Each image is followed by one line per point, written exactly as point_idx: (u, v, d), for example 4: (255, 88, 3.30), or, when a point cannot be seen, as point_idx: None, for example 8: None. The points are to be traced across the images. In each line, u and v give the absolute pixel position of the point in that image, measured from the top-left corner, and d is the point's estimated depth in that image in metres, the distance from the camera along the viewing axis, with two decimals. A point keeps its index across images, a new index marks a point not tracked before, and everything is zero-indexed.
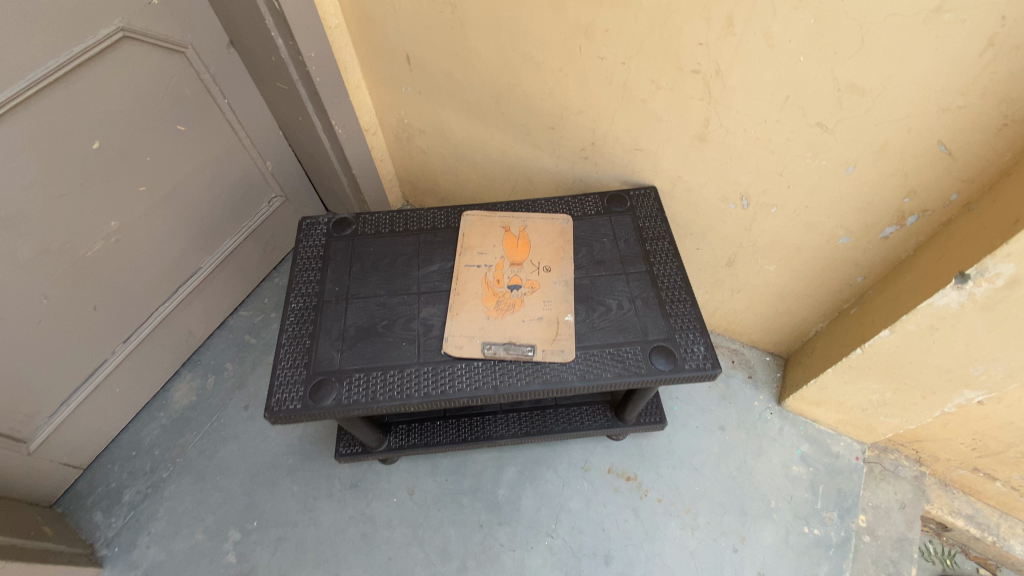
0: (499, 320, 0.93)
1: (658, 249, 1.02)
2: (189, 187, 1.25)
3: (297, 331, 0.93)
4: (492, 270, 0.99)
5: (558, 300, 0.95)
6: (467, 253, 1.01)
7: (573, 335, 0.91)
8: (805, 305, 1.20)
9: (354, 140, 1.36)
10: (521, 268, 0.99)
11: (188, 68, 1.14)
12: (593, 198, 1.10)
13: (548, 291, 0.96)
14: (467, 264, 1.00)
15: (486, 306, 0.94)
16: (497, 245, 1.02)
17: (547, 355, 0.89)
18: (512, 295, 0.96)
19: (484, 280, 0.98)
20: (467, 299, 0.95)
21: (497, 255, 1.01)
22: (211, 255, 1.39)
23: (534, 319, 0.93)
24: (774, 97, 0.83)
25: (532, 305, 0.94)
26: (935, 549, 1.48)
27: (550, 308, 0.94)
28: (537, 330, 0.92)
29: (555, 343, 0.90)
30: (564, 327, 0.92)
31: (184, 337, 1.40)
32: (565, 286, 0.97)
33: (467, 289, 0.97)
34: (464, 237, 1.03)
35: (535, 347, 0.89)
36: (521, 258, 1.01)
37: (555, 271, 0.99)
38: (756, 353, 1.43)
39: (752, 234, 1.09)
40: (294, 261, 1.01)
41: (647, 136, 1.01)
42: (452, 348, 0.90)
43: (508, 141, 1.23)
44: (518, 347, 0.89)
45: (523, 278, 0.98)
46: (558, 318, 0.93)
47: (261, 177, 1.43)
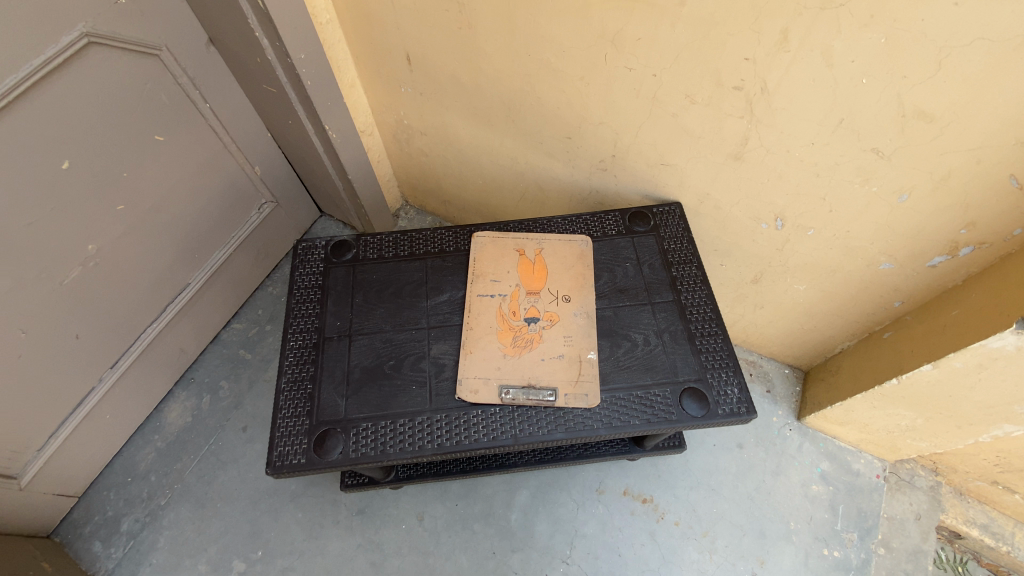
0: (516, 359, 0.86)
1: (686, 275, 0.94)
2: (172, 201, 1.15)
3: (297, 374, 0.85)
4: (506, 300, 0.91)
5: (580, 335, 0.88)
6: (479, 280, 0.93)
7: (597, 377, 0.85)
8: (832, 324, 1.14)
9: (351, 144, 1.26)
10: (538, 297, 0.91)
11: (164, 72, 1.02)
12: (613, 215, 1.01)
13: (569, 325, 0.89)
14: (479, 294, 0.92)
15: (502, 342, 0.87)
16: (512, 271, 0.94)
17: (570, 400, 0.82)
18: (530, 329, 0.88)
19: (498, 312, 0.90)
20: (481, 335, 0.88)
21: (511, 282, 0.93)
22: (199, 269, 1.30)
23: (555, 358, 0.86)
24: (825, 120, 0.75)
25: (552, 341, 0.87)
26: (947, 556, 1.26)
27: (572, 345, 0.87)
28: (558, 371, 0.85)
29: (578, 385, 0.84)
30: (587, 367, 0.85)
31: (176, 355, 1.33)
32: (587, 319, 0.89)
33: (480, 323, 0.89)
34: (476, 262, 0.95)
35: (557, 391, 0.83)
36: (538, 286, 0.92)
37: (576, 301, 0.91)
38: (774, 365, 1.37)
39: (783, 254, 1.02)
40: (290, 292, 0.92)
41: (676, 152, 0.92)
42: (467, 393, 0.83)
43: (519, 149, 1.14)
44: (539, 391, 0.83)
45: (541, 309, 0.90)
46: (581, 356, 0.86)
47: (249, 183, 1.32)
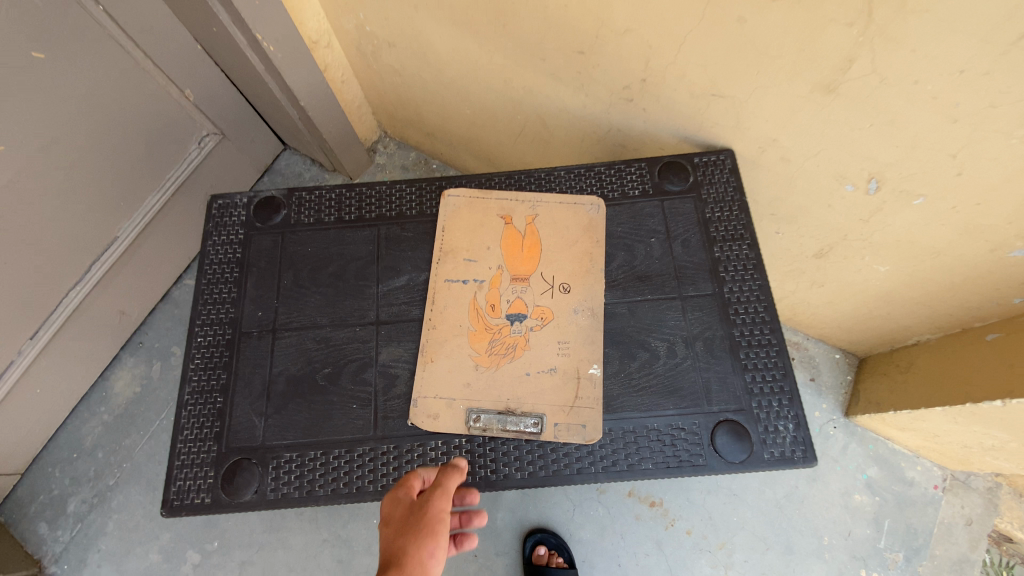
0: (492, 373, 0.64)
1: (732, 258, 0.68)
2: (72, 136, 0.91)
3: (204, 382, 0.65)
4: (483, 289, 0.67)
5: (581, 342, 0.64)
6: (448, 259, 0.69)
7: (600, 402, 0.62)
8: (913, 314, 0.88)
9: (299, 61, 0.97)
10: (527, 286, 0.67)
11: None
12: (637, 167, 0.73)
13: (566, 327, 0.65)
14: (447, 279, 0.68)
15: (474, 348, 0.65)
16: (493, 246, 0.69)
17: (561, 434, 0.61)
18: (513, 331, 0.65)
19: (472, 306, 0.66)
20: (446, 337, 0.65)
21: (491, 263, 0.68)
22: (128, 219, 1.07)
23: (545, 373, 0.63)
24: (996, 32, 0.47)
25: (542, 349, 0.64)
26: (990, 558, 1.03)
27: (569, 355, 0.64)
28: (548, 391, 0.63)
29: (573, 413, 0.62)
30: (586, 386, 0.63)
31: (116, 317, 1.14)
32: (591, 318, 0.65)
33: (447, 321, 0.66)
34: (444, 233, 0.70)
35: (544, 420, 0.61)
36: (526, 271, 0.68)
37: (577, 292, 0.67)
38: (823, 349, 1.12)
39: (868, 226, 0.75)
40: (200, 269, 0.70)
41: (738, 76, 0.63)
42: (422, 418, 0.62)
43: (514, 67, 0.84)
44: (519, 418, 0.61)
45: (530, 304, 0.66)
46: (580, 372, 0.63)
47: (181, 111, 1.06)
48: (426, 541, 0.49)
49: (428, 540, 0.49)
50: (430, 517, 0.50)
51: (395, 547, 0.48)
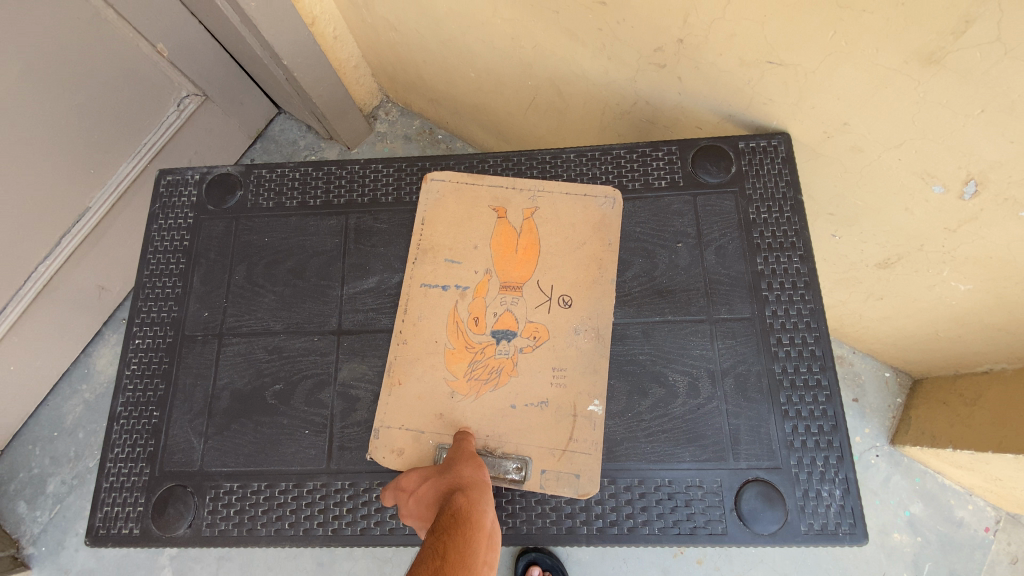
0: (471, 403, 0.52)
1: (779, 273, 0.55)
2: (24, 94, 0.82)
3: (139, 393, 0.56)
4: (466, 298, 0.55)
5: (581, 370, 0.53)
6: (426, 259, 0.57)
7: (600, 446, 0.51)
8: (992, 341, 0.73)
9: (281, 12, 0.84)
10: (519, 297, 0.55)
11: None
12: (665, 152, 0.59)
13: (563, 351, 0.53)
14: (424, 283, 0.56)
15: (450, 371, 0.53)
16: (481, 244, 0.56)
17: (549, 485, 0.50)
18: (499, 352, 0.53)
19: (451, 318, 0.54)
20: (417, 355, 0.54)
21: (478, 266, 0.56)
22: (100, 189, 0.99)
23: (534, 407, 0.52)
24: None
25: (533, 377, 0.53)
26: None
27: (565, 387, 0.52)
28: (536, 430, 0.52)
29: (565, 459, 0.51)
30: (584, 427, 0.52)
31: (94, 294, 1.08)
32: (594, 339, 0.53)
33: (421, 336, 0.54)
34: (424, 226, 0.58)
35: (530, 465, 0.51)
36: (520, 278, 0.55)
37: (579, 308, 0.54)
38: (871, 366, 0.97)
39: (954, 238, 0.60)
40: (143, 258, 0.60)
41: (805, 37, 0.48)
42: (384, 453, 0.52)
43: (522, 22, 0.69)
44: (500, 462, 0.51)
45: (521, 319, 0.54)
46: (577, 409, 0.52)
47: (153, 69, 0.95)
48: (475, 467, 0.47)
49: (477, 465, 0.47)
50: (469, 449, 0.49)
51: (448, 481, 0.46)
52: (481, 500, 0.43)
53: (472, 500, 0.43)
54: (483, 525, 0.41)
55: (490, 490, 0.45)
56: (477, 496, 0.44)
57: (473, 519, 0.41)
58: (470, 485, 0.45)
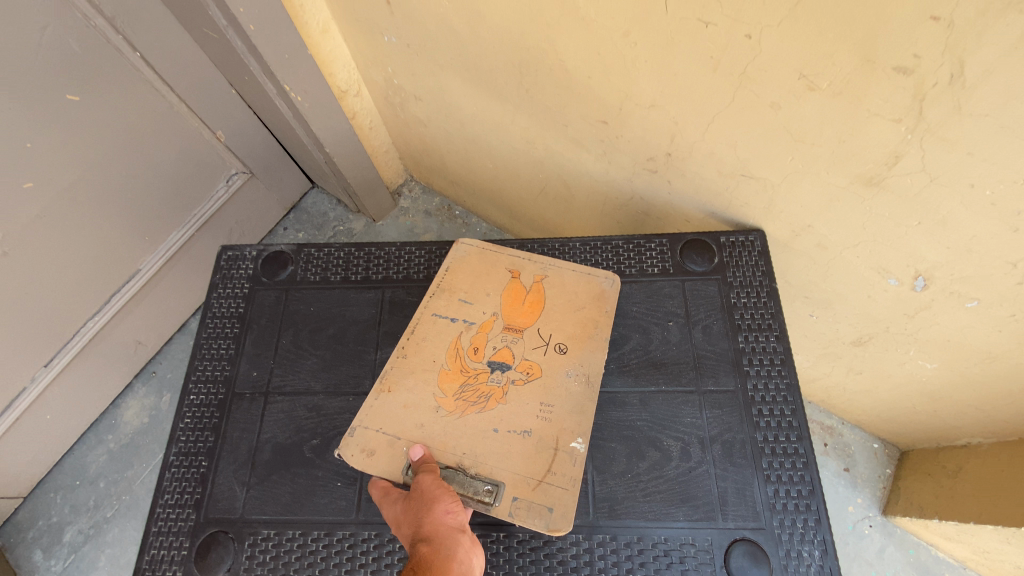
0: (454, 419, 0.58)
1: (758, 351, 0.63)
2: (100, 173, 0.94)
3: (190, 444, 0.63)
4: (470, 329, 0.63)
5: (567, 409, 0.58)
6: (442, 295, 0.65)
7: (577, 483, 0.55)
8: (963, 416, 0.79)
9: (328, 111, 0.98)
10: (517, 338, 0.62)
11: (69, 11, 0.79)
12: (657, 243, 0.69)
13: (554, 391, 0.59)
14: (435, 313, 0.64)
15: (442, 387, 0.60)
16: (492, 292, 0.65)
17: (518, 513, 0.54)
18: (491, 380, 0.60)
19: (453, 344, 0.62)
20: (414, 369, 0.61)
21: (486, 308, 0.64)
22: (152, 253, 1.10)
23: (518, 435, 0.57)
24: None
25: (520, 408, 0.59)
26: None
27: (549, 421, 0.58)
28: (517, 456, 0.57)
29: (540, 490, 0.55)
30: (564, 461, 0.56)
31: (131, 348, 1.16)
32: (583, 384, 0.60)
33: (422, 353, 0.62)
34: (448, 272, 0.66)
35: (502, 490, 0.55)
36: (523, 323, 0.63)
37: (573, 356, 0.61)
38: (859, 437, 1.03)
39: (913, 323, 0.68)
40: (202, 323, 0.69)
41: (769, 160, 0.59)
42: (353, 450, 0.57)
43: (537, 131, 0.82)
44: (472, 482, 0.55)
45: (517, 355, 0.61)
46: (558, 443, 0.57)
47: (211, 151, 1.08)
48: (437, 508, 0.52)
49: (438, 504, 0.52)
50: (433, 487, 0.53)
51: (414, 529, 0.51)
52: (445, 545, 0.50)
53: (436, 549, 0.49)
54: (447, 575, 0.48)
55: (454, 527, 0.51)
56: (440, 543, 0.50)
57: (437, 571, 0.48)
58: (433, 531, 0.50)
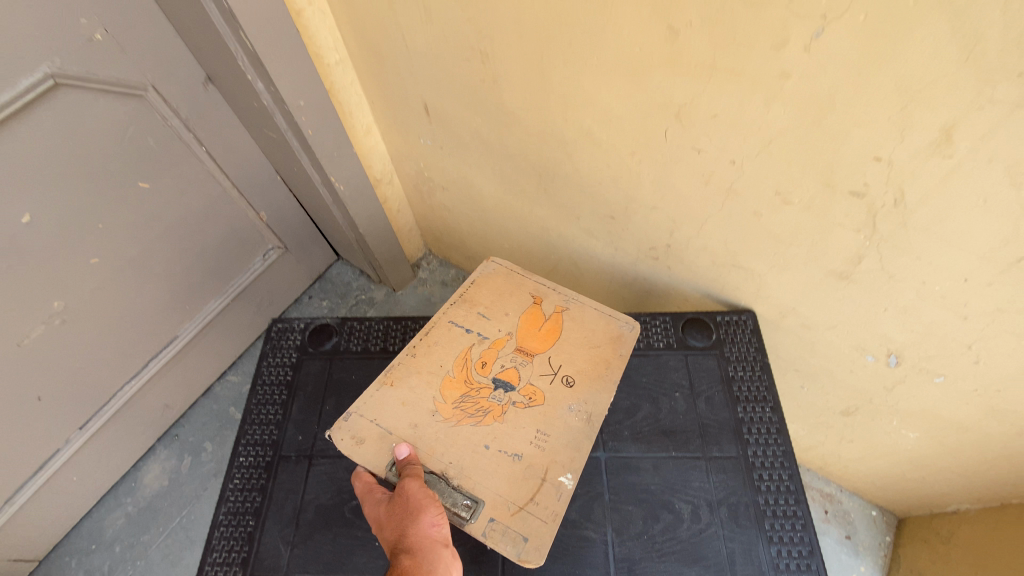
0: (447, 425, 0.64)
1: (755, 420, 0.70)
2: (156, 249, 1.03)
3: (239, 503, 0.68)
4: (483, 344, 0.70)
5: (561, 441, 0.63)
6: (464, 307, 0.74)
7: (556, 519, 0.58)
8: (949, 483, 0.85)
9: (363, 197, 1.10)
10: (524, 360, 0.69)
11: (152, 113, 0.90)
12: (661, 321, 0.79)
13: (555, 419, 0.64)
14: (454, 323, 0.73)
15: (442, 391, 0.66)
16: (511, 314, 0.73)
17: (491, 534, 0.57)
18: (492, 397, 0.66)
19: (463, 354, 0.69)
20: (419, 368, 0.68)
21: (503, 327, 0.72)
22: (190, 320, 1.18)
23: (508, 457, 0.62)
24: (994, 255, 0.51)
25: (516, 429, 0.64)
26: None
27: (541, 449, 0.62)
28: (503, 478, 0.60)
29: (518, 517, 0.58)
30: (549, 494, 0.59)
31: (159, 411, 1.21)
32: (584, 419, 0.65)
33: (432, 358, 0.69)
34: (473, 285, 0.77)
35: (480, 508, 0.58)
36: (534, 348, 0.70)
37: (577, 391, 0.67)
38: (858, 503, 1.07)
39: (892, 395, 0.76)
40: (253, 389, 0.77)
41: (754, 254, 0.70)
42: (343, 437, 0.63)
43: (551, 220, 0.93)
44: (452, 493, 0.59)
45: (523, 378, 0.68)
46: (547, 474, 0.61)
47: (252, 228, 1.20)
48: (419, 522, 0.56)
49: (419, 517, 0.56)
50: (415, 499, 0.57)
51: (397, 534, 0.56)
52: (426, 559, 0.55)
53: (416, 562, 0.55)
54: None
55: (433, 539, 0.56)
56: (421, 557, 0.55)
57: None
58: (414, 544, 0.55)
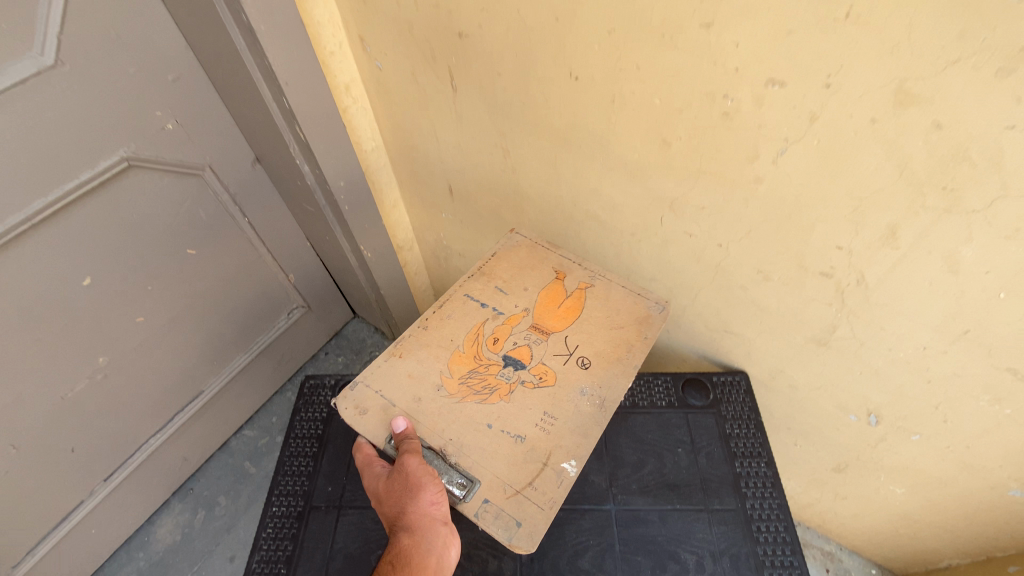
0: (452, 398, 0.67)
1: (752, 475, 0.77)
2: (195, 309, 1.12)
3: (271, 552, 0.73)
4: (497, 321, 0.74)
5: (566, 423, 0.64)
6: (483, 284, 0.79)
7: (553, 505, 0.58)
8: (939, 539, 0.90)
9: (386, 262, 1.20)
10: (537, 339, 0.72)
11: (206, 190, 1.02)
12: (662, 380, 0.86)
13: (564, 403, 0.66)
14: (470, 300, 0.77)
15: (450, 365, 0.70)
16: (529, 292, 0.78)
17: (483, 516, 0.57)
18: (500, 374, 0.69)
19: (474, 330, 0.73)
20: (429, 342, 0.72)
21: (521, 304, 0.76)
22: (216, 375, 1.25)
23: (510, 437, 0.63)
24: (944, 327, 0.60)
25: (521, 410, 0.65)
26: None
27: (545, 431, 0.63)
28: (503, 459, 0.61)
29: (513, 501, 0.58)
30: (549, 479, 0.60)
31: (177, 464, 1.25)
32: (595, 404, 0.65)
33: (446, 331, 0.74)
34: (495, 262, 0.82)
35: (475, 489, 0.59)
36: (550, 326, 0.74)
37: (591, 374, 0.68)
38: (858, 562, 1.10)
39: (877, 452, 0.82)
40: (286, 442, 0.83)
41: (743, 322, 0.79)
42: (348, 405, 0.67)
43: None
44: (450, 470, 0.60)
45: (535, 358, 0.70)
46: (549, 459, 0.61)
47: (280, 289, 1.29)
48: (418, 500, 0.58)
49: (418, 495, 0.59)
50: (415, 478, 0.59)
51: (396, 509, 0.59)
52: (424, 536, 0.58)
53: (415, 539, 0.58)
54: (425, 565, 0.58)
55: (432, 516, 0.59)
56: (419, 535, 0.58)
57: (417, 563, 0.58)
58: (413, 521, 0.58)
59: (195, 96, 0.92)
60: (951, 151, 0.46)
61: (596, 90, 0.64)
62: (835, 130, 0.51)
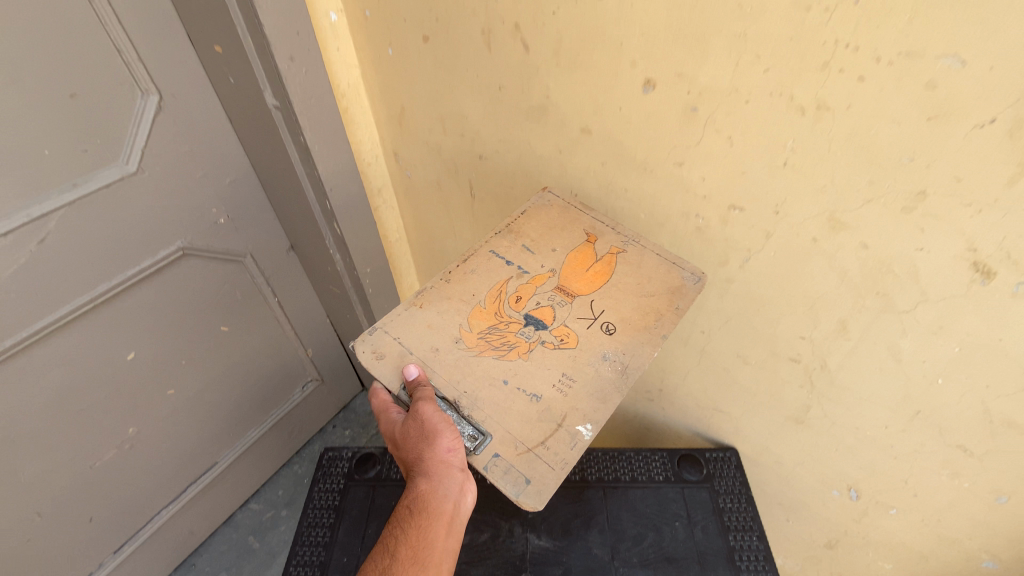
0: (469, 352, 0.64)
1: (745, 548, 0.82)
2: (220, 382, 1.19)
3: None
4: (521, 280, 0.70)
5: (585, 387, 0.61)
6: (510, 239, 0.74)
7: (564, 466, 0.56)
8: None
9: None
10: (561, 300, 0.68)
11: (244, 274, 1.13)
12: (659, 455, 0.93)
13: (583, 366, 0.62)
14: (495, 255, 0.72)
15: (470, 320, 0.66)
16: (557, 250, 0.72)
17: (491, 469, 0.56)
18: (520, 333, 0.65)
19: (498, 287, 0.69)
20: (450, 295, 0.69)
21: (548, 263, 0.71)
22: (230, 447, 1.29)
23: (526, 396, 0.61)
24: (899, 408, 0.69)
25: (539, 370, 0.63)
26: None
27: (562, 394, 0.61)
28: (517, 417, 0.59)
29: (523, 458, 0.57)
30: (562, 441, 0.58)
31: (183, 538, 1.27)
32: (616, 371, 0.62)
33: (467, 285, 0.70)
34: (525, 218, 0.76)
35: (486, 443, 0.58)
36: (577, 289, 0.68)
37: (616, 340, 0.64)
38: None
39: (862, 526, 0.87)
40: (304, 513, 0.88)
41: (728, 400, 0.87)
42: (365, 351, 0.64)
43: None
44: (462, 422, 0.59)
45: (558, 320, 0.66)
46: (564, 421, 0.59)
47: (298, 362, 1.38)
48: (433, 449, 0.59)
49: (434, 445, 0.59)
50: (429, 428, 0.58)
51: (413, 455, 0.60)
52: (440, 481, 0.60)
53: (433, 484, 0.60)
54: (443, 508, 0.62)
55: (447, 462, 0.59)
56: (436, 480, 0.60)
57: (435, 506, 0.61)
58: (429, 466, 0.59)
59: (247, 195, 1.06)
60: (877, 265, 0.58)
61: (594, 203, 0.77)
62: (786, 245, 0.63)
